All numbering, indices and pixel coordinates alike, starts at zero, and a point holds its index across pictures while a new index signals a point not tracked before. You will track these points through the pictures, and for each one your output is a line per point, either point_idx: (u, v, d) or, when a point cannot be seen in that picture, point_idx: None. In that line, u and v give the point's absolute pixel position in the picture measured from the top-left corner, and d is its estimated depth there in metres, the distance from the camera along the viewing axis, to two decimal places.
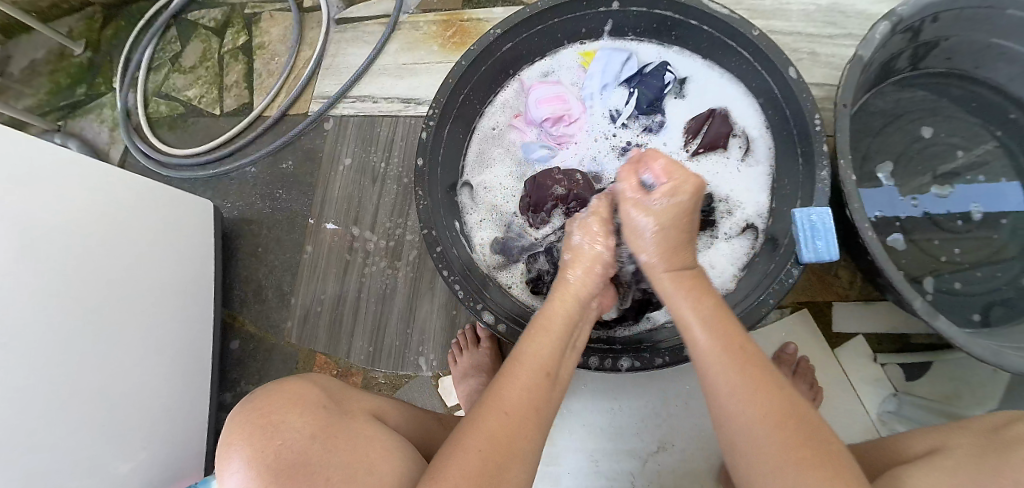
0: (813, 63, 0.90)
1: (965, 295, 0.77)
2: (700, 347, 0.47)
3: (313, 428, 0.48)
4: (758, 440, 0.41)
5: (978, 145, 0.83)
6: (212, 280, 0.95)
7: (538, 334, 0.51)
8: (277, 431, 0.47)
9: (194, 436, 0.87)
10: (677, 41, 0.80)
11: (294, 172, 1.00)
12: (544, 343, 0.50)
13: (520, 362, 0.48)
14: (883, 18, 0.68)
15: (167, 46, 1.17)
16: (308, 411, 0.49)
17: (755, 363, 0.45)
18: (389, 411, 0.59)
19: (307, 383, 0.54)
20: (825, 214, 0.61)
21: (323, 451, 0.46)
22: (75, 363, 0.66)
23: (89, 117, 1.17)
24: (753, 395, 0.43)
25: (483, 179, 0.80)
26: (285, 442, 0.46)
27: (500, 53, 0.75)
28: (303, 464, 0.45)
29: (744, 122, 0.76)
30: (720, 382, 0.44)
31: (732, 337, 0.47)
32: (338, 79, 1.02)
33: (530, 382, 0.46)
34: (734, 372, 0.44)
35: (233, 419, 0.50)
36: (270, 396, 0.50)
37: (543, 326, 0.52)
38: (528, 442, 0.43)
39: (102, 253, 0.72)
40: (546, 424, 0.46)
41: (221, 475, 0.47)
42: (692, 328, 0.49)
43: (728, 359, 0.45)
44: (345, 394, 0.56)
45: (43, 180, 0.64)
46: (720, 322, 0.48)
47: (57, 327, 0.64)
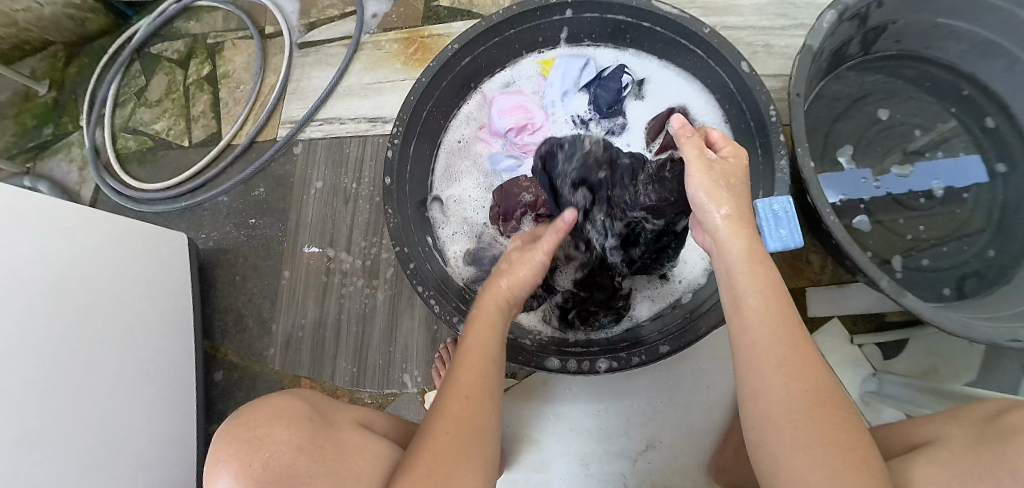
0: (769, 55, 0.92)
1: (933, 270, 0.79)
2: (756, 317, 0.43)
3: (301, 440, 0.47)
4: (784, 413, 0.40)
5: (935, 124, 0.85)
6: (191, 313, 0.94)
7: (480, 323, 0.51)
8: (265, 445, 0.46)
9: (184, 473, 0.86)
10: (632, 44, 0.81)
11: (267, 198, 1.00)
12: (485, 331, 0.50)
13: (467, 352, 0.48)
14: (830, 8, 0.71)
15: (132, 80, 1.17)
16: (294, 423, 0.49)
17: (805, 344, 0.43)
18: (374, 420, 0.60)
19: (291, 396, 0.53)
20: (787, 203, 0.62)
21: (311, 463, 0.46)
22: (56, 410, 0.65)
23: (57, 157, 1.15)
24: (797, 373, 0.41)
25: (452, 193, 0.81)
26: (273, 455, 0.45)
27: (459, 67, 0.75)
28: (292, 476, 0.44)
29: (704, 118, 0.78)
30: (766, 361, 0.42)
31: (785, 313, 0.44)
32: (304, 103, 1.02)
33: (479, 369, 0.47)
34: (783, 348, 0.42)
35: (217, 435, 0.49)
36: (255, 412, 0.49)
37: (485, 315, 0.51)
38: (486, 420, 0.45)
39: (77, 294, 0.71)
40: (501, 402, 0.48)
41: None
42: (746, 298, 0.45)
43: (781, 335, 0.42)
44: (330, 406, 0.57)
45: (14, 224, 0.64)
46: (776, 297, 0.44)
47: (35, 374, 0.63)
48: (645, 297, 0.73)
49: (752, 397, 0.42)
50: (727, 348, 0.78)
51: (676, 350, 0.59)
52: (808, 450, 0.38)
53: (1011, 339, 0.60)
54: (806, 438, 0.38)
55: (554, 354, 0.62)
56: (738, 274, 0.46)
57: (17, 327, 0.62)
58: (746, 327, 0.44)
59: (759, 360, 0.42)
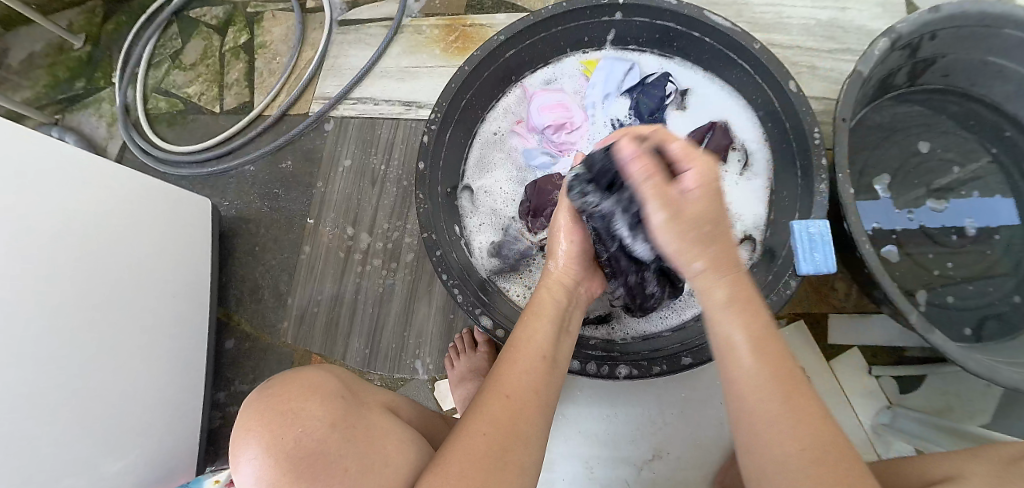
0: (813, 76, 0.91)
1: (958, 308, 0.78)
2: (740, 372, 0.41)
3: (334, 417, 0.46)
4: (780, 470, 0.37)
5: (973, 162, 0.84)
6: (209, 279, 0.95)
7: (536, 319, 0.52)
8: (298, 417, 0.45)
9: (187, 435, 0.86)
10: (678, 53, 0.80)
11: (293, 172, 1.00)
12: (535, 330, 0.51)
13: (518, 349, 0.49)
14: (883, 35, 0.69)
15: (167, 42, 1.17)
16: (328, 400, 0.48)
17: (803, 395, 0.39)
18: (399, 405, 0.59)
19: (324, 374, 0.53)
20: (825, 227, 0.61)
21: (343, 442, 0.45)
22: (70, 361, 0.66)
23: (87, 111, 1.16)
24: (797, 429, 0.37)
25: (483, 183, 0.81)
26: (306, 430, 0.44)
27: (503, 59, 0.75)
28: (322, 454, 0.44)
29: (743, 135, 0.77)
30: (754, 412, 0.39)
31: (774, 359, 0.41)
32: (339, 80, 1.02)
33: (529, 366, 0.47)
34: (779, 403, 0.38)
35: (249, 404, 0.48)
36: (289, 383, 0.49)
37: (546, 316, 0.52)
38: (536, 422, 0.44)
39: (95, 248, 0.71)
40: (548, 406, 0.46)
41: (235, 462, 0.45)
42: (735, 346, 0.42)
43: (769, 388, 0.39)
44: (357, 385, 0.56)
45: (38, 175, 0.64)
46: (768, 343, 0.41)
47: (52, 322, 0.64)
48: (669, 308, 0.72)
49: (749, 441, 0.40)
50: None
51: (697, 364, 0.59)
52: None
53: None
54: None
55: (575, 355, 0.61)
56: (715, 320, 0.43)
57: (36, 277, 0.62)
58: (732, 381, 0.41)
59: (750, 410, 0.39)
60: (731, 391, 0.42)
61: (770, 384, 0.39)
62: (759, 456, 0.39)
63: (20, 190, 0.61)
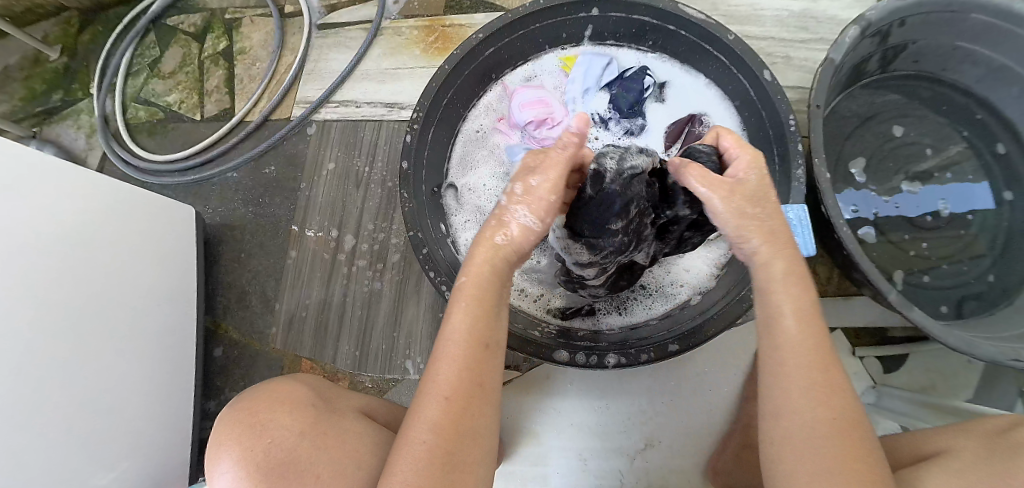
0: (788, 66, 0.93)
1: (936, 287, 0.80)
2: (782, 340, 0.44)
3: (302, 426, 0.48)
4: (801, 434, 0.41)
5: (946, 145, 0.86)
6: (195, 287, 0.94)
7: (466, 301, 0.47)
8: (266, 428, 0.47)
9: (178, 444, 0.86)
10: (654, 46, 0.82)
11: (277, 177, 1.00)
12: (470, 316, 0.46)
13: (450, 340, 0.45)
14: (853, 23, 0.71)
15: (145, 51, 1.16)
16: (297, 410, 0.49)
17: (830, 366, 0.43)
18: (376, 408, 0.59)
19: (300, 382, 0.54)
20: (802, 211, 0.62)
21: (312, 448, 0.46)
22: (55, 369, 0.65)
23: (66, 123, 1.14)
24: (827, 401, 0.41)
25: (467, 181, 0.81)
26: (273, 441, 0.46)
27: (482, 58, 0.76)
28: (291, 461, 0.45)
29: (721, 126, 0.78)
30: (785, 387, 0.43)
31: (815, 344, 0.44)
32: (321, 84, 1.01)
33: (466, 360, 0.44)
34: (813, 374, 0.43)
35: (228, 421, 0.50)
36: (261, 397, 0.51)
37: (475, 293, 0.47)
38: (479, 410, 0.43)
39: (79, 260, 0.70)
40: (493, 392, 0.45)
41: (216, 475, 0.48)
42: (778, 317, 0.45)
43: (804, 372, 0.43)
44: (338, 391, 0.57)
45: (19, 184, 0.63)
46: (809, 317, 0.45)
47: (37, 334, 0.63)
48: (653, 298, 0.73)
49: (777, 410, 0.43)
50: (729, 354, 0.78)
51: (684, 350, 0.60)
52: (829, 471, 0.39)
53: (1013, 358, 0.61)
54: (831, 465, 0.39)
55: (563, 347, 0.62)
56: (772, 296, 0.46)
57: (20, 287, 0.61)
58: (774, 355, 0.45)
59: (782, 389, 0.43)
60: (768, 361, 0.46)
61: (809, 352, 0.43)
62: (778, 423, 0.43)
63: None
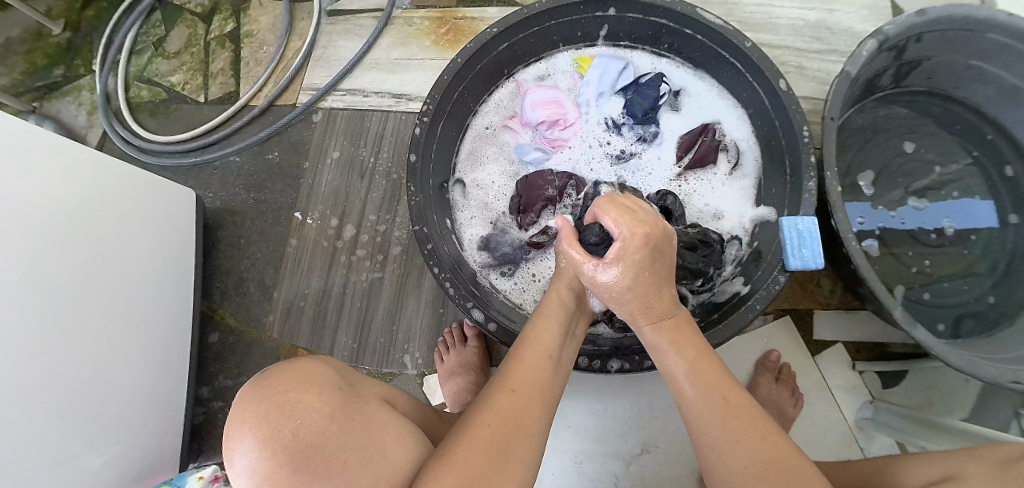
0: (801, 76, 0.92)
1: (938, 305, 0.79)
2: (686, 399, 0.47)
3: (332, 409, 0.44)
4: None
5: (954, 163, 0.86)
6: (192, 271, 0.93)
7: (543, 321, 0.53)
8: (295, 409, 0.42)
9: (170, 429, 0.85)
10: (671, 49, 0.80)
11: (280, 164, 0.98)
12: (544, 330, 0.51)
13: (524, 348, 0.49)
14: (871, 36, 0.70)
15: (151, 30, 1.14)
16: (326, 392, 0.45)
17: (744, 414, 0.44)
18: (398, 398, 0.58)
19: (323, 364, 0.50)
20: (813, 223, 0.62)
21: (342, 435, 0.43)
22: (48, 348, 0.64)
23: (66, 99, 1.13)
24: (749, 450, 0.41)
25: (475, 176, 0.80)
26: (304, 422, 0.42)
27: (495, 53, 0.75)
28: (320, 445, 0.41)
29: (735, 134, 0.78)
30: (707, 440, 0.44)
31: (719, 389, 0.46)
32: (328, 71, 1.00)
33: (535, 364, 0.48)
34: (720, 425, 0.43)
35: (242, 396, 0.44)
36: (285, 373, 0.45)
37: (545, 314, 0.54)
38: (536, 419, 0.43)
39: (73, 235, 0.69)
40: (549, 406, 0.46)
41: (226, 457, 0.42)
42: (678, 378, 0.49)
43: (711, 413, 0.44)
44: (356, 376, 0.53)
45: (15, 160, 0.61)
46: (708, 374, 0.47)
47: (30, 314, 0.62)
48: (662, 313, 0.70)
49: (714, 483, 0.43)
50: None
51: None
52: None
53: (1013, 381, 0.61)
54: None
55: None
56: (670, 359, 0.50)
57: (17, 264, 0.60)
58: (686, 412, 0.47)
59: (708, 441, 0.44)
60: (690, 423, 0.47)
61: (717, 407, 0.45)
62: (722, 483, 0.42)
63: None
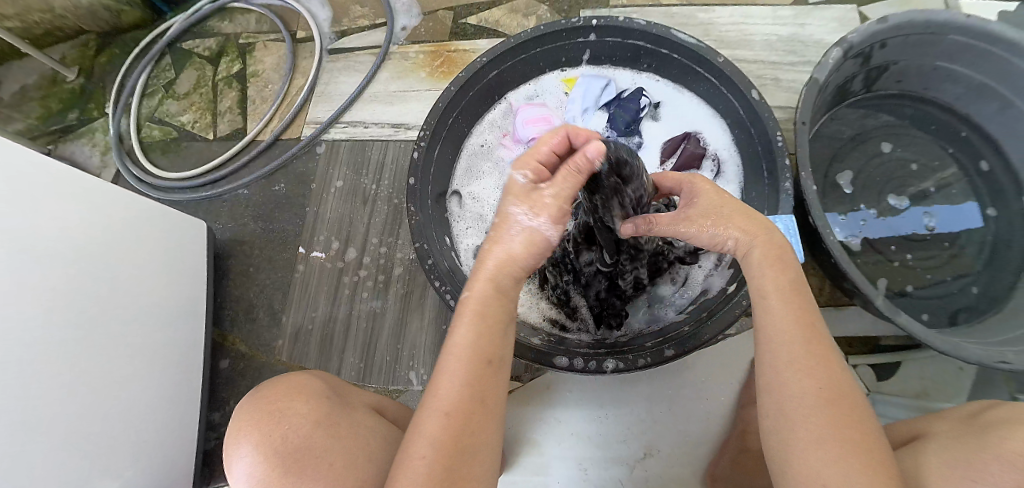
0: (777, 88, 0.97)
1: (925, 297, 0.82)
2: (769, 321, 0.48)
3: (317, 415, 0.48)
4: (794, 402, 0.44)
5: (931, 160, 0.90)
6: (204, 300, 0.96)
7: (466, 319, 0.46)
8: (283, 416, 0.47)
9: (181, 454, 0.86)
10: (649, 68, 0.86)
11: (286, 194, 1.03)
12: (476, 332, 0.46)
13: (454, 355, 0.45)
14: (836, 45, 0.75)
15: (161, 73, 1.21)
16: (314, 399, 0.50)
17: (821, 345, 0.46)
18: (387, 406, 0.61)
19: (317, 375, 0.55)
20: (791, 222, 0.66)
21: (326, 438, 0.47)
22: (64, 370, 0.67)
23: (80, 141, 1.18)
24: (813, 373, 0.45)
25: (471, 189, 0.85)
26: (290, 428, 0.47)
27: (486, 79, 0.80)
28: (307, 449, 0.46)
29: (715, 144, 0.82)
30: (779, 359, 0.46)
31: (804, 317, 0.48)
32: (330, 105, 1.06)
33: (467, 374, 0.44)
34: (798, 349, 0.46)
35: (242, 409, 0.50)
36: (278, 385, 0.51)
37: (476, 310, 0.46)
38: (481, 434, 0.43)
39: (91, 261, 0.73)
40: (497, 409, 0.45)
41: (232, 461, 0.48)
42: (765, 298, 0.49)
43: (802, 338, 0.46)
44: (348, 387, 0.57)
45: (37, 190, 0.66)
46: (795, 298, 0.49)
47: (46, 339, 0.65)
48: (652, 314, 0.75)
49: (769, 385, 0.47)
50: (722, 362, 0.81)
51: (679, 354, 0.62)
52: (822, 431, 0.42)
53: (1001, 361, 0.64)
54: (819, 424, 0.42)
55: (562, 353, 0.64)
56: (757, 275, 0.51)
57: (33, 292, 0.64)
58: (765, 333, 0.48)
59: (778, 359, 0.47)
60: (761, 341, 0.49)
61: (801, 330, 0.47)
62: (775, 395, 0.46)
63: (16, 203, 0.63)
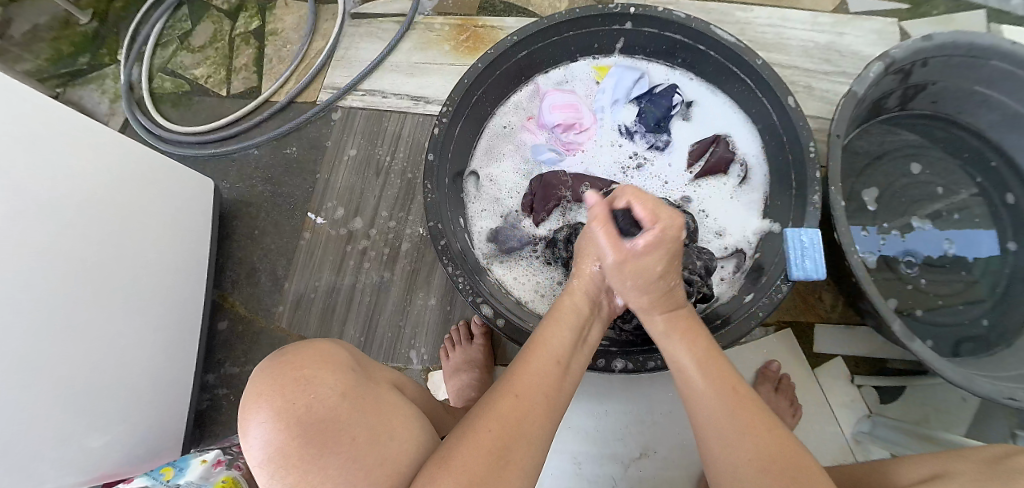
0: (809, 96, 0.95)
1: (935, 324, 0.81)
2: (690, 387, 0.47)
3: (345, 388, 0.46)
4: (741, 474, 0.42)
5: (957, 185, 0.88)
6: (206, 259, 0.95)
7: (552, 324, 0.51)
8: (309, 384, 0.44)
9: (174, 411, 0.86)
10: (684, 64, 0.83)
11: (297, 159, 1.01)
12: (554, 334, 0.50)
13: (535, 350, 0.48)
14: (878, 59, 0.72)
15: (177, 24, 1.18)
16: (341, 372, 0.47)
17: (742, 405, 0.45)
18: (406, 383, 0.60)
19: (337, 347, 0.52)
20: (815, 235, 0.64)
21: (353, 413, 0.44)
22: (57, 318, 0.65)
23: (90, 86, 1.15)
24: (741, 438, 0.43)
25: (490, 172, 0.83)
26: (317, 397, 0.43)
27: (515, 60, 0.77)
28: (333, 421, 0.43)
29: (744, 149, 0.80)
30: (705, 422, 0.45)
31: (721, 380, 0.47)
32: (348, 71, 1.03)
33: (542, 368, 0.46)
34: (724, 413, 0.44)
35: (260, 372, 0.46)
36: (302, 353, 0.48)
37: (558, 317, 0.52)
38: (540, 427, 0.42)
39: (91, 215, 0.71)
40: (557, 413, 0.45)
41: (242, 430, 0.44)
42: (684, 370, 0.49)
43: (725, 403, 0.45)
44: (370, 364, 0.55)
45: (36, 135, 0.63)
46: (713, 363, 0.49)
47: (41, 286, 0.63)
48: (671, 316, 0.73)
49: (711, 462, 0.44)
50: None
51: None
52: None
53: (1009, 398, 0.63)
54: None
55: None
56: (673, 350, 0.51)
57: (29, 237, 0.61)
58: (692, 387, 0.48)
59: (709, 424, 0.45)
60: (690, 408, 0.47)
61: (715, 396, 0.46)
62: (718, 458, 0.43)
63: (14, 147, 0.60)
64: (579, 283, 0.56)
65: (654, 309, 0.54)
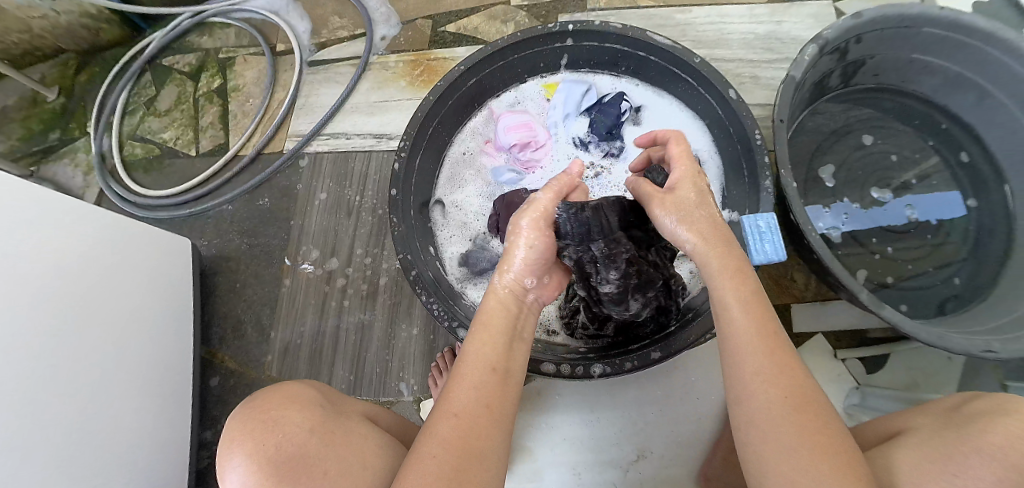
0: (756, 85, 0.98)
1: (909, 289, 0.83)
2: (730, 327, 0.47)
3: (314, 423, 0.48)
4: (765, 416, 0.42)
5: (909, 152, 0.91)
6: (190, 316, 0.96)
7: (479, 334, 0.50)
8: (278, 423, 0.47)
9: (174, 474, 0.86)
10: (628, 72, 0.86)
11: (270, 209, 1.03)
12: (482, 343, 0.49)
13: (466, 362, 0.48)
14: (811, 42, 0.76)
15: (142, 90, 1.20)
16: (309, 408, 0.49)
17: (785, 350, 0.45)
18: (381, 414, 0.61)
19: (307, 384, 0.54)
20: (772, 219, 0.66)
21: (322, 446, 0.46)
22: (44, 392, 0.65)
23: (63, 161, 1.17)
24: (779, 382, 0.43)
25: (454, 198, 0.85)
26: (286, 435, 0.46)
27: (465, 88, 0.80)
28: (303, 457, 0.45)
29: (696, 146, 0.83)
30: (744, 364, 0.45)
31: (767, 323, 0.46)
32: (311, 118, 1.06)
33: (476, 381, 0.46)
34: (762, 356, 0.44)
35: (234, 419, 0.50)
36: (271, 395, 0.51)
37: (484, 324, 0.51)
38: (489, 441, 0.43)
39: (71, 285, 0.71)
40: (505, 419, 0.46)
41: (222, 475, 0.47)
42: (726, 308, 0.48)
43: (761, 344, 0.45)
44: (344, 398, 0.57)
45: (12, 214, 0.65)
46: (756, 308, 0.47)
47: (24, 362, 0.63)
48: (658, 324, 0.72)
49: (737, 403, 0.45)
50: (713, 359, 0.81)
51: (666, 357, 0.62)
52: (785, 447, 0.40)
53: (985, 350, 0.65)
54: (788, 442, 0.40)
55: (549, 358, 0.65)
56: (717, 289, 0.49)
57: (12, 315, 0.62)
58: (728, 339, 0.47)
59: (744, 369, 0.45)
60: (725, 350, 0.47)
61: (758, 336, 0.45)
62: (744, 407, 0.44)
63: None
64: (499, 288, 0.54)
65: (713, 248, 0.51)
